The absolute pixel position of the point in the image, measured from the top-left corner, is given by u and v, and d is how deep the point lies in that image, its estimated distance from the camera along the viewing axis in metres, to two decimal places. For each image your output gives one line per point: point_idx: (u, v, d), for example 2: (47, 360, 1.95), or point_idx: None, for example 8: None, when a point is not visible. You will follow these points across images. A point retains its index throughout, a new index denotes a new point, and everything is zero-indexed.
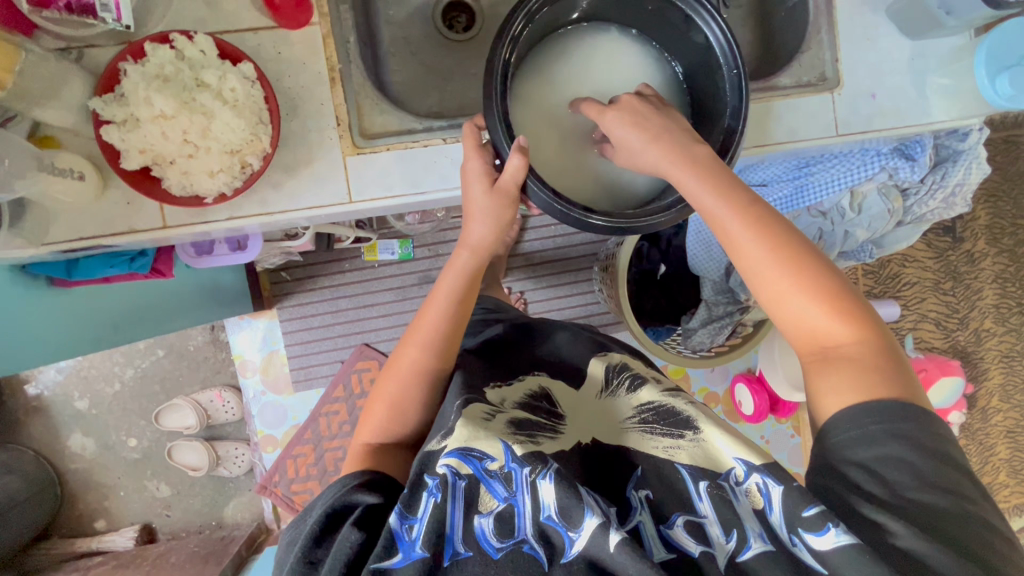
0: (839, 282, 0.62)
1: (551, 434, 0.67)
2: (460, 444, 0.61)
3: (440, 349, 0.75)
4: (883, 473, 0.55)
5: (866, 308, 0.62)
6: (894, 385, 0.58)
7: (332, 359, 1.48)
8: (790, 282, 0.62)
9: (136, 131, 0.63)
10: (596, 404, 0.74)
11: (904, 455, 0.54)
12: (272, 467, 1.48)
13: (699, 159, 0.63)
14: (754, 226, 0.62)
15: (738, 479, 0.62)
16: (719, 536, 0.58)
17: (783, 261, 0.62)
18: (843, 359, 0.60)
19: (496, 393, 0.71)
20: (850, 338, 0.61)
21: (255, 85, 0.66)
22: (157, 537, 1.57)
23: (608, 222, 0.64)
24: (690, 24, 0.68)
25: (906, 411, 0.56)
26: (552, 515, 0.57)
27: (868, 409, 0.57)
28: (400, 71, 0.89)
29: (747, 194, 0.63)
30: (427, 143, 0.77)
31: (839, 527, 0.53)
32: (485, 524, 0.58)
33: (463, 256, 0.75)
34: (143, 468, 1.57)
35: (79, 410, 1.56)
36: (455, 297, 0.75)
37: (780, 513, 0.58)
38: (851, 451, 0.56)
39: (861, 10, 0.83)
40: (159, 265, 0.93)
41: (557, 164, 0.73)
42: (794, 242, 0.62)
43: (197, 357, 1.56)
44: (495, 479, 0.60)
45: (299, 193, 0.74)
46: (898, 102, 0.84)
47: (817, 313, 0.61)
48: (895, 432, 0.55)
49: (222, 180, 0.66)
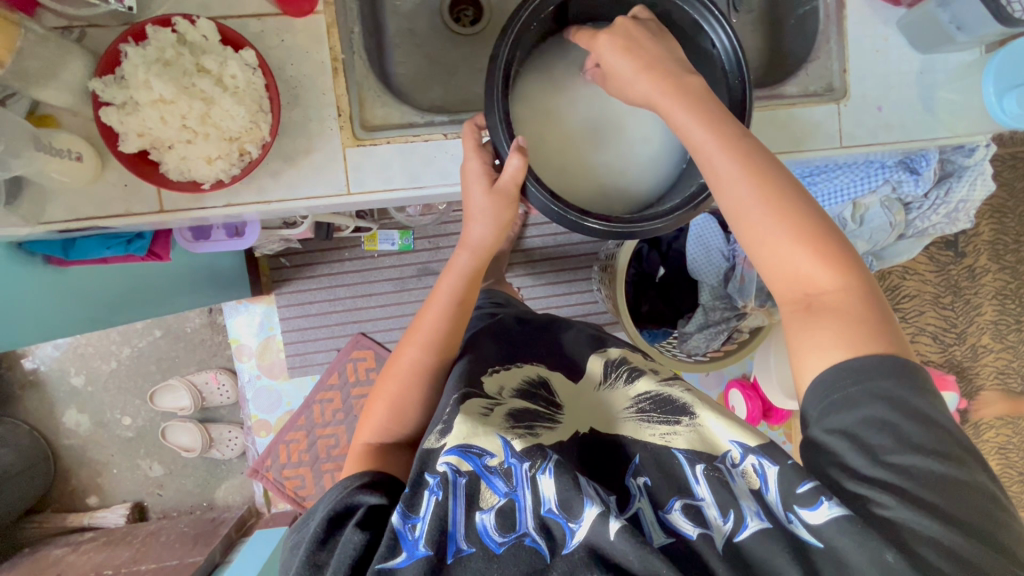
0: (826, 225, 0.60)
1: (549, 424, 0.69)
2: (460, 441, 0.63)
3: (438, 349, 0.75)
4: (865, 438, 0.54)
5: (851, 252, 0.60)
6: (881, 341, 0.56)
7: (328, 347, 1.49)
8: (776, 222, 0.60)
9: (135, 115, 0.62)
10: (590, 393, 0.75)
11: (886, 417, 0.53)
12: (265, 452, 1.51)
13: (690, 90, 0.62)
14: (742, 159, 0.60)
15: (733, 462, 0.64)
16: (716, 518, 0.59)
17: (770, 199, 0.60)
18: (827, 310, 0.58)
19: (494, 383, 0.72)
20: (835, 285, 0.59)
21: (256, 72, 0.65)
22: (148, 516, 1.58)
23: (603, 226, 0.64)
24: (698, 29, 0.67)
25: (888, 367, 0.55)
26: (552, 508, 0.58)
27: (846, 368, 0.56)
28: (403, 64, 0.88)
29: (735, 127, 0.61)
30: (427, 138, 0.76)
31: (831, 500, 0.54)
32: (486, 519, 0.58)
33: (462, 256, 0.75)
34: (137, 446, 1.58)
35: (74, 386, 1.57)
36: (456, 298, 0.76)
37: (775, 492, 0.59)
38: (831, 418, 0.55)
39: (872, 21, 0.81)
40: (156, 248, 0.90)
41: (557, 165, 0.72)
42: (782, 179, 0.60)
43: (194, 339, 1.57)
44: (495, 475, 0.61)
45: (297, 183, 0.74)
46: (904, 116, 0.82)
47: (803, 259, 0.59)
48: (875, 392, 0.54)
49: (219, 166, 0.65)
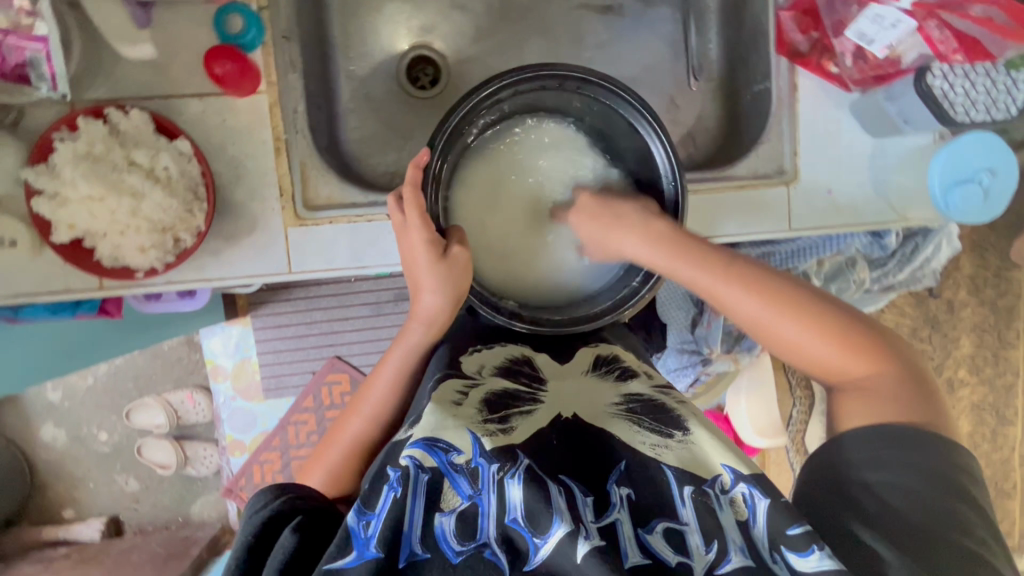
0: (841, 314, 0.60)
1: (529, 408, 0.59)
2: (427, 433, 0.53)
3: (384, 422, 0.68)
4: (888, 498, 0.52)
5: (872, 334, 0.60)
6: (918, 411, 0.55)
7: (303, 370, 1.50)
8: (792, 326, 0.60)
9: (65, 208, 0.62)
10: (575, 381, 0.64)
11: (912, 487, 0.52)
12: (239, 471, 1.53)
13: (659, 234, 0.64)
14: (738, 280, 0.61)
15: (723, 487, 0.52)
16: (698, 545, 0.49)
17: (780, 305, 0.60)
18: (864, 392, 0.57)
19: (474, 363, 0.64)
20: (864, 369, 0.58)
21: (191, 160, 0.66)
22: (124, 530, 1.60)
23: (529, 330, 0.66)
24: (633, 131, 0.67)
25: (920, 439, 0.53)
26: (518, 518, 0.49)
27: (886, 440, 0.54)
28: (358, 128, 0.87)
29: (723, 254, 0.63)
30: (370, 218, 0.76)
31: (824, 552, 0.47)
32: (445, 523, 0.49)
33: (414, 331, 0.70)
34: (114, 461, 1.59)
35: (51, 402, 1.57)
36: (408, 373, 0.70)
37: (763, 527, 0.50)
38: (866, 471, 0.53)
39: (825, 105, 0.80)
40: (107, 306, 0.86)
41: (496, 251, 0.73)
42: (783, 286, 0.61)
43: (171, 356, 1.57)
44: (460, 474, 0.51)
45: (237, 260, 0.73)
46: (852, 198, 0.81)
47: (825, 352, 0.59)
48: (909, 461, 0.53)
49: (152, 256, 0.65)
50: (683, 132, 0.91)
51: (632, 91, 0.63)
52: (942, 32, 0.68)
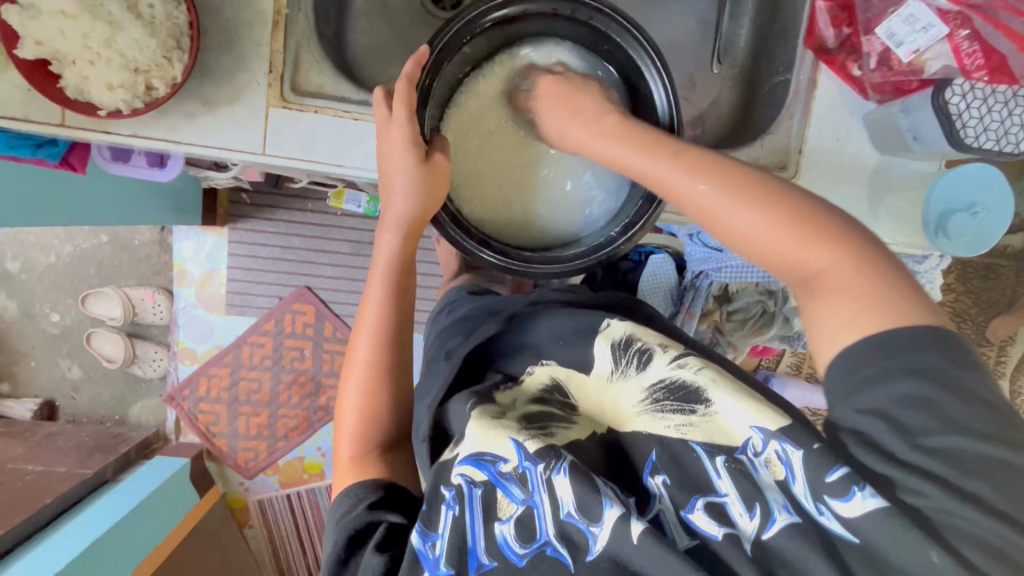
0: (804, 198, 0.48)
1: (565, 423, 0.58)
2: (473, 450, 0.54)
3: (388, 342, 0.64)
4: (902, 418, 0.43)
5: (843, 218, 0.48)
6: (910, 309, 0.45)
7: (270, 292, 1.46)
8: (748, 214, 0.48)
9: (36, 21, 0.58)
10: (599, 390, 0.60)
11: (923, 394, 0.43)
12: (185, 381, 1.50)
13: (611, 127, 0.58)
14: (685, 169, 0.51)
15: (756, 450, 0.50)
16: (741, 514, 0.48)
17: (733, 192, 0.49)
18: (834, 288, 0.46)
19: (506, 396, 0.62)
20: (830, 258, 0.46)
21: (181, 6, 0.62)
22: (57, 416, 1.54)
23: (499, 260, 0.63)
24: (638, 76, 0.65)
25: (918, 340, 0.43)
26: (572, 512, 0.50)
27: (876, 343, 0.44)
28: (366, 33, 0.84)
29: (672, 144, 0.53)
30: (358, 116, 0.73)
31: (866, 490, 0.44)
32: (506, 531, 0.51)
33: (388, 239, 0.65)
34: (60, 345, 1.54)
35: (8, 271, 1.50)
36: (393, 286, 0.65)
37: (802, 482, 0.47)
38: (860, 396, 0.45)
39: (839, 109, 0.78)
40: (71, 159, 0.82)
41: (480, 181, 0.70)
42: (739, 170, 0.50)
43: (140, 252, 1.51)
44: (511, 481, 0.53)
45: (212, 129, 0.70)
46: (847, 211, 0.79)
47: (788, 241, 0.47)
48: (911, 368, 0.43)
49: (120, 97, 0.62)
50: (695, 113, 0.89)
51: (644, 28, 0.61)
52: (971, 45, 0.67)
